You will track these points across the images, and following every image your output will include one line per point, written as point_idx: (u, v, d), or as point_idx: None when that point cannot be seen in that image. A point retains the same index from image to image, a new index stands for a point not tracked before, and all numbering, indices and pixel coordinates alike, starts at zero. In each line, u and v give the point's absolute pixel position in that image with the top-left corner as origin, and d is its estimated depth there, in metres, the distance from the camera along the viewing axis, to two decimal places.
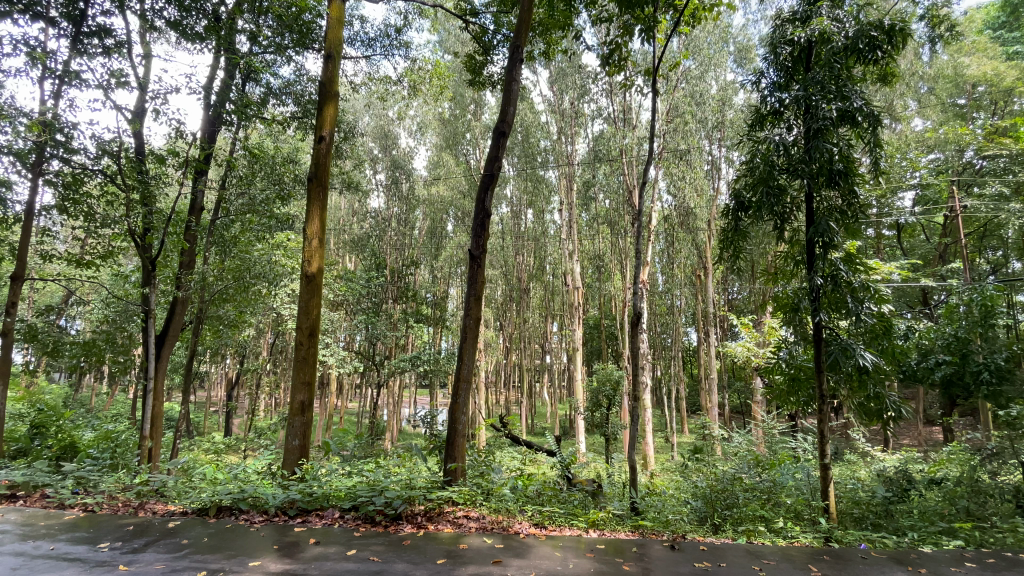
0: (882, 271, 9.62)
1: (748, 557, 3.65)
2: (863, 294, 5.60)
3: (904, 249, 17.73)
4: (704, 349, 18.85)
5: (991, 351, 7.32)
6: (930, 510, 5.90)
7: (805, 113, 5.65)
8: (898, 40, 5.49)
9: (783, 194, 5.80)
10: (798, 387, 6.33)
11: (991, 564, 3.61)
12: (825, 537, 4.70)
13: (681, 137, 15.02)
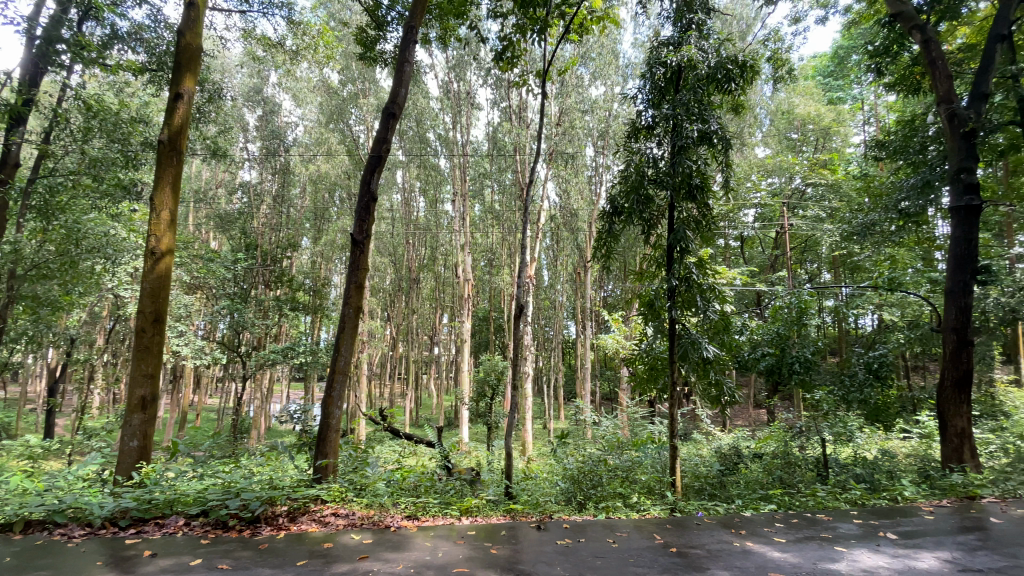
0: (727, 275, 11.04)
1: (604, 531, 3.98)
2: (710, 295, 6.38)
3: (746, 258, 20.57)
4: (581, 341, 20.16)
5: (802, 345, 8.81)
6: (753, 480, 6.92)
7: (672, 130, 6.26)
8: (748, 77, 6.37)
9: (649, 202, 6.42)
10: (655, 376, 7.03)
11: (794, 523, 4.35)
12: (672, 508, 5.31)
13: (569, 140, 15.78)
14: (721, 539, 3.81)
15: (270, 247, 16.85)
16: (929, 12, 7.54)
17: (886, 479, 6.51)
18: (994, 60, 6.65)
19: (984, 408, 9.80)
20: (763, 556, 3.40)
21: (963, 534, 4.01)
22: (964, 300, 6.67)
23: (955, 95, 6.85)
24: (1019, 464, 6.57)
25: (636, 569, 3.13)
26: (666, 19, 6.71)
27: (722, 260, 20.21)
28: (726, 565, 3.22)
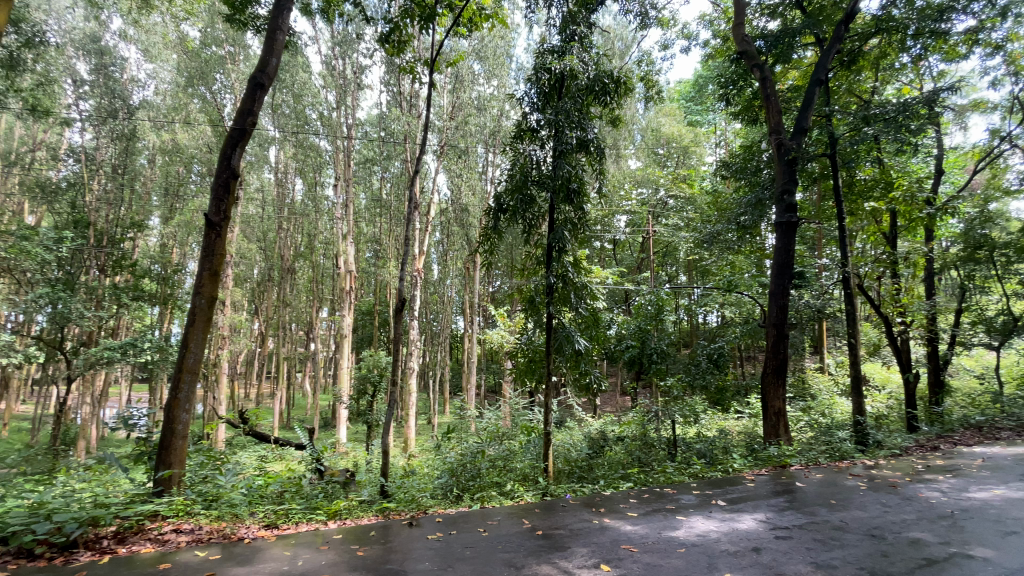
0: (601, 275, 11.93)
1: (476, 521, 4.07)
2: (583, 292, 6.84)
3: (618, 259, 22.43)
4: (467, 336, 20.30)
5: (660, 338, 9.85)
6: (616, 461, 7.59)
7: (554, 135, 6.56)
8: (620, 92, 6.93)
9: (532, 202, 6.66)
10: (533, 368, 7.34)
11: (645, 498, 4.85)
12: (543, 493, 5.60)
13: (461, 134, 15.79)
14: (583, 519, 4.12)
15: (105, 226, 14.35)
16: (766, 54, 8.84)
17: (721, 453, 7.56)
18: (812, 102, 8.00)
19: (796, 391, 11.87)
20: (617, 531, 3.74)
21: (774, 497, 4.81)
22: (783, 301, 7.97)
23: (782, 129, 8.14)
24: (817, 436, 8.06)
25: (503, 555, 3.25)
26: (551, 27, 7.00)
27: (598, 260, 21.80)
28: (585, 542, 3.48)
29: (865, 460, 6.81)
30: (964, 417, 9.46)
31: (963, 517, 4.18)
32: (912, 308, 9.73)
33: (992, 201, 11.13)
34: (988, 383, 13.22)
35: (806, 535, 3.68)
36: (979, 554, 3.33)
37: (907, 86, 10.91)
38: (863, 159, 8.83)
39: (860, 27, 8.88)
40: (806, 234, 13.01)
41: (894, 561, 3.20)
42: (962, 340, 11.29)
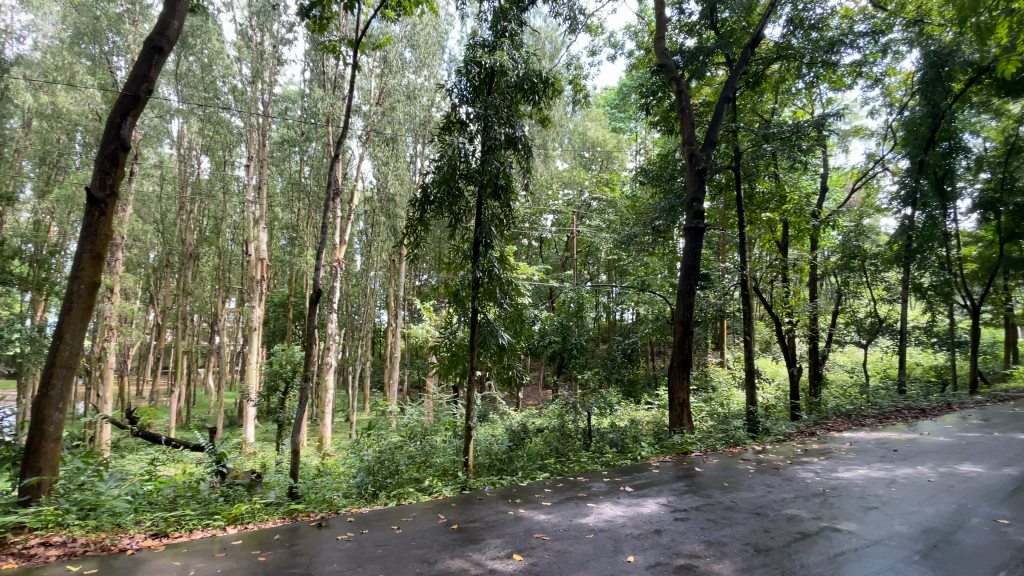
0: (526, 271, 12.17)
1: (390, 519, 3.99)
2: (507, 288, 6.91)
3: (543, 257, 22.93)
4: (390, 330, 19.80)
5: (580, 334, 10.22)
6: (534, 453, 7.79)
7: (483, 129, 6.55)
8: (548, 92, 7.08)
9: (459, 195, 6.59)
10: (456, 362, 7.31)
11: (560, 487, 5.03)
12: (462, 486, 5.61)
13: (388, 122, 15.25)
14: (499, 510, 4.19)
15: None
16: (683, 69, 9.45)
17: (631, 442, 8.02)
18: (721, 117, 8.66)
19: (700, 384, 12.87)
20: (531, 521, 3.85)
21: (676, 482, 5.19)
22: (690, 301, 8.58)
23: (694, 140, 8.74)
24: (715, 425, 8.79)
25: (416, 551, 3.21)
26: (482, 20, 6.96)
27: (525, 257, 22.13)
28: (500, 533, 3.54)
29: (755, 445, 7.54)
30: (836, 406, 10.77)
31: (830, 493, 4.77)
32: (798, 309, 10.89)
33: (865, 217, 12.73)
34: (856, 376, 15.15)
35: (702, 516, 4.01)
36: (844, 527, 3.82)
37: (802, 110, 12.14)
38: (762, 174, 9.73)
39: (765, 52, 9.75)
40: (712, 239, 14.10)
41: (774, 535, 3.58)
42: (837, 338, 12.83)
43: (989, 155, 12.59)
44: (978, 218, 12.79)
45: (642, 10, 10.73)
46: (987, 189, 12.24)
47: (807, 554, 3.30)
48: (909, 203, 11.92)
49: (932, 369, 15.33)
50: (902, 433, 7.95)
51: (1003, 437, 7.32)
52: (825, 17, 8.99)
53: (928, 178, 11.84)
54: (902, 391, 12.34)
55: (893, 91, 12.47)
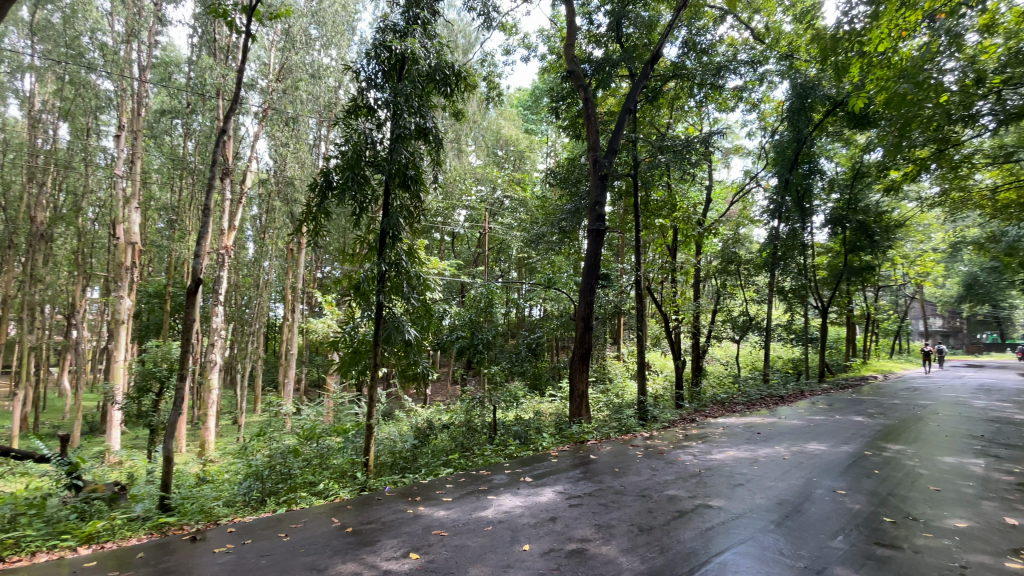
0: (436, 265, 12.05)
1: (277, 526, 3.75)
2: (415, 282, 6.75)
3: (455, 252, 22.83)
4: (287, 324, 18.52)
5: (487, 330, 10.31)
6: (438, 449, 7.73)
7: (392, 116, 6.34)
8: (460, 84, 7.03)
9: (365, 183, 6.30)
10: (357, 358, 7.02)
11: (461, 482, 5.06)
12: (361, 487, 5.41)
13: (290, 101, 14.16)
14: (397, 509, 4.11)
15: None
16: (591, 77, 9.92)
17: (534, 433, 8.27)
18: (623, 127, 9.20)
19: (599, 377, 13.62)
20: (430, 517, 3.83)
21: (572, 470, 5.46)
22: (591, 298, 9.03)
23: (598, 146, 9.20)
24: (610, 415, 9.36)
25: (305, 558, 3.06)
26: (394, 4, 6.71)
27: (436, 251, 21.87)
28: (396, 533, 3.48)
29: (644, 432, 8.15)
30: (714, 395, 11.99)
31: (706, 474, 5.31)
32: (684, 307, 11.96)
33: (742, 227, 14.28)
34: (731, 368, 16.99)
35: (593, 501, 4.26)
36: (715, 504, 4.28)
37: (693, 127, 13.30)
38: (657, 182, 10.52)
39: (663, 69, 10.52)
40: (613, 241, 14.97)
41: (657, 515, 3.91)
42: (716, 334, 14.29)
43: (838, 178, 14.74)
44: (829, 232, 14.94)
45: (555, 16, 11.07)
46: (836, 208, 14.32)
47: (684, 530, 3.64)
48: (776, 216, 13.59)
49: (790, 361, 17.65)
50: (765, 418, 9.05)
51: (841, 419, 8.63)
52: (713, 43, 9.93)
53: (792, 195, 13.57)
54: (767, 381, 14.06)
55: (767, 116, 14.10)
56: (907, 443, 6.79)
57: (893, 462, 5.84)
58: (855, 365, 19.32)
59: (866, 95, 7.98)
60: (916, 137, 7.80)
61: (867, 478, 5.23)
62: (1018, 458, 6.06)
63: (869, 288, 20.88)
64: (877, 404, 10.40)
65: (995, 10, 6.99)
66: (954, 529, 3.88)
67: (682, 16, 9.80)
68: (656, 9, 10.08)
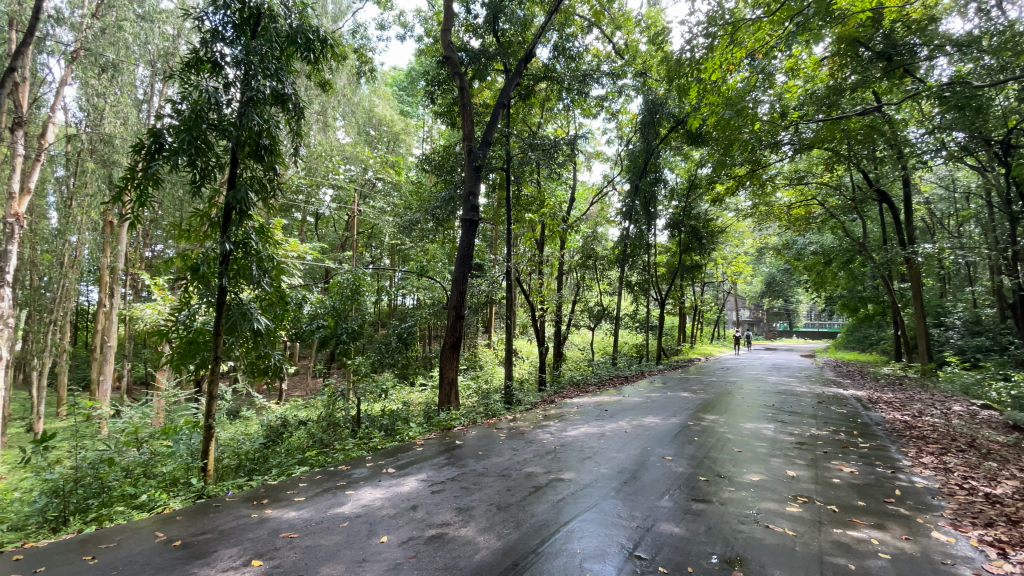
0: (296, 249, 11.09)
1: (82, 549, 3.16)
2: (267, 265, 6.12)
3: (319, 235, 21.27)
4: (105, 311, 15.54)
5: (351, 319, 9.80)
6: (294, 447, 7.19)
7: (243, 77, 5.62)
8: (324, 52, 6.49)
9: (207, 149, 5.50)
10: (194, 351, 6.19)
11: (316, 479, 4.78)
12: (197, 494, 4.81)
13: (110, 43, 11.73)
14: (241, 515, 3.74)
15: None
16: (467, 66, 9.91)
17: (401, 424, 8.12)
18: (496, 121, 9.37)
19: (469, 366, 13.85)
20: (279, 520, 3.57)
21: (436, 457, 5.49)
22: (463, 288, 9.09)
23: (473, 137, 9.26)
24: (478, 401, 9.60)
25: None
26: None
27: (297, 233, 20.14)
28: (237, 541, 3.18)
29: (509, 415, 8.53)
30: (572, 377, 12.99)
31: (560, 450, 5.75)
32: (549, 298, 12.73)
33: (601, 226, 15.59)
34: (588, 354, 18.53)
35: (455, 485, 4.35)
36: (567, 477, 4.67)
37: (561, 129, 14.09)
38: (527, 178, 10.96)
39: (535, 69, 10.95)
40: (486, 232, 15.26)
41: (514, 493, 4.14)
42: (575, 323, 15.47)
43: (677, 188, 16.91)
44: (669, 234, 17.05)
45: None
46: (676, 213, 16.39)
47: (537, 504, 3.91)
48: (628, 217, 15.10)
49: (636, 347, 19.86)
50: (613, 397, 10.08)
51: (673, 395, 9.99)
52: (581, 52, 10.58)
53: (641, 200, 15.20)
54: (617, 365, 15.65)
55: (624, 126, 15.55)
56: (720, 413, 8.13)
57: (710, 431, 6.93)
58: (686, 350, 22.42)
59: (701, 116, 9.21)
60: (736, 156, 9.19)
61: (690, 445, 6.14)
62: (795, 421, 7.62)
63: (699, 284, 24.34)
64: (701, 382, 12.21)
65: (797, 57, 8.51)
66: (750, 482, 4.76)
67: (553, 21, 10.30)
68: (531, 10, 10.42)
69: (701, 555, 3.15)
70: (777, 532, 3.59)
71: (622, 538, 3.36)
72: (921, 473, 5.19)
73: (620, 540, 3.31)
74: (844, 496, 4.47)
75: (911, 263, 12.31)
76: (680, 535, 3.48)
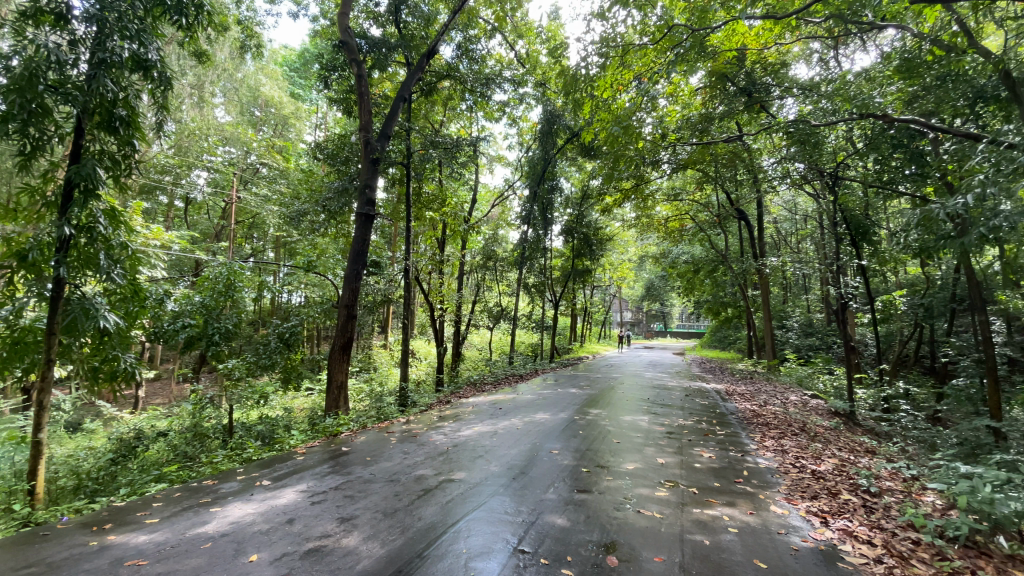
0: (160, 237, 9.77)
1: None
2: (118, 254, 5.30)
3: (189, 222, 18.95)
4: None
5: (224, 318, 8.83)
6: (149, 462, 6.30)
7: (94, 35, 4.81)
8: (198, 19, 5.81)
9: (42, 114, 4.62)
10: (19, 353, 5.17)
11: (175, 497, 4.25)
12: (19, 524, 4.03)
13: None
14: (76, 543, 3.21)
15: None
16: (365, 54, 9.48)
17: (281, 432, 7.51)
18: (397, 114, 9.09)
19: (361, 368, 13.26)
20: (124, 546, 3.12)
21: (319, 465, 5.18)
22: (355, 287, 8.66)
23: (370, 128, 8.88)
24: (369, 404, 9.22)
25: None
26: None
27: (162, 219, 17.76)
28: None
29: (402, 418, 8.31)
30: (468, 377, 13.04)
31: (452, 451, 5.74)
32: (448, 298, 12.64)
33: (500, 228, 15.87)
34: (485, 354, 18.74)
35: (338, 494, 4.14)
36: (457, 477, 4.68)
37: (463, 129, 14.10)
38: (428, 176, 10.79)
39: (438, 67, 10.82)
40: (383, 229, 14.74)
41: (402, 498, 4.05)
42: (474, 323, 15.55)
43: (571, 196, 17.83)
44: (563, 239, 17.88)
45: None
46: (570, 220, 17.24)
47: (425, 507, 3.87)
48: (527, 221, 15.56)
49: (531, 346, 20.50)
50: (508, 396, 10.29)
51: (563, 392, 10.48)
52: (484, 54, 10.69)
53: (539, 206, 15.74)
54: (513, 364, 16.04)
55: (524, 133, 15.99)
56: (604, 408, 8.69)
57: (594, 425, 7.38)
58: (577, 349, 23.63)
59: (594, 130, 9.77)
60: (623, 171, 9.90)
61: (576, 439, 6.49)
62: (667, 413, 8.42)
63: (589, 287, 25.82)
64: (588, 379, 12.96)
65: (676, 85, 9.40)
66: (626, 471, 5.17)
67: (457, 21, 10.27)
68: (434, 6, 10.28)
69: (580, 543, 3.35)
70: (647, 516, 3.95)
71: (507, 534, 3.46)
72: (765, 455, 6.03)
73: (505, 536, 3.40)
74: (704, 478, 5.04)
75: (762, 273, 14.24)
76: (562, 525, 3.66)
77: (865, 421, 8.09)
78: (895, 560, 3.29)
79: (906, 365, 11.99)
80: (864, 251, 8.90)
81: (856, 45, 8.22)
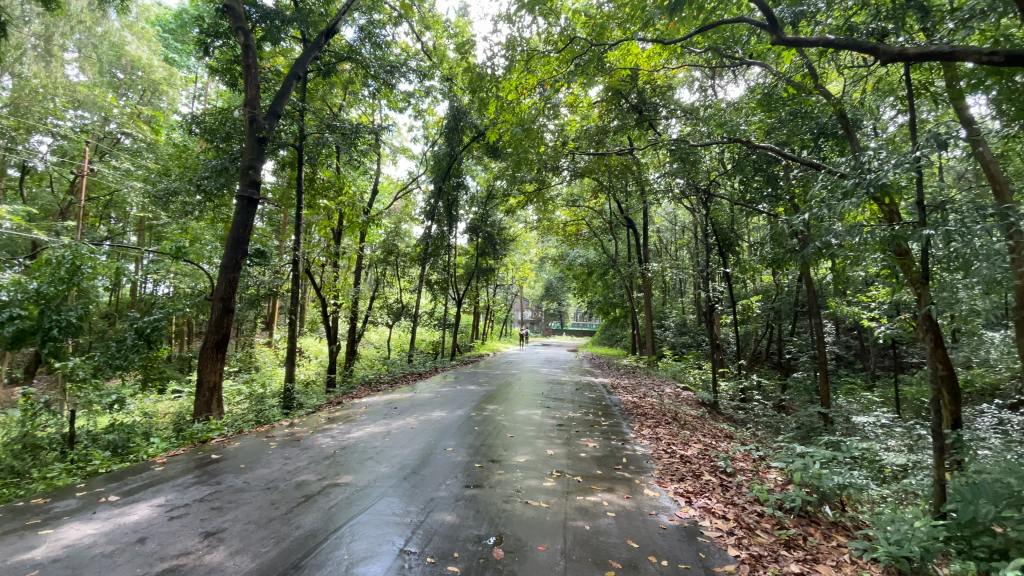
0: None
1: None
2: None
3: (23, 195, 15.87)
4: None
5: (66, 309, 7.50)
6: None
7: None
8: None
9: None
10: None
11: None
12: None
13: None
14: None
15: None
16: (254, 24, 8.62)
17: (138, 440, 6.58)
18: (289, 92, 8.40)
19: (240, 367, 12.09)
20: None
21: (182, 476, 4.63)
22: (234, 277, 7.85)
23: (256, 105, 8.10)
24: (249, 407, 8.42)
25: None
26: None
27: None
28: None
29: (286, 421, 7.72)
30: (363, 376, 12.51)
31: (339, 454, 5.46)
32: (343, 293, 12.00)
33: (402, 223, 15.42)
34: (383, 352, 18.10)
35: (204, 506, 3.74)
36: (343, 481, 4.47)
37: (364, 116, 13.44)
38: (323, 162, 10.13)
39: (338, 48, 10.19)
40: (269, 215, 13.57)
41: (279, 506, 3.77)
42: (371, 319, 14.94)
43: (476, 195, 17.86)
44: (466, 237, 17.87)
45: None
46: (473, 218, 17.27)
47: (305, 514, 3.63)
48: (430, 217, 15.28)
49: (431, 344, 20.22)
50: (403, 394, 10.02)
51: (461, 389, 10.48)
52: (388, 41, 10.27)
53: (443, 202, 15.55)
54: (412, 361, 15.70)
55: (430, 128, 15.69)
56: (499, 404, 8.81)
57: (489, 421, 7.47)
58: (477, 347, 23.81)
59: (499, 130, 9.84)
60: (527, 173, 10.12)
61: (471, 435, 6.52)
62: (559, 407, 8.77)
63: (491, 286, 26.09)
64: (486, 376, 13.08)
65: (576, 95, 9.81)
66: (517, 464, 5.31)
67: (361, 2, 9.75)
68: None
69: (468, 539, 3.37)
70: (534, 506, 4.10)
71: (394, 535, 3.37)
72: (642, 444, 6.55)
73: (392, 537, 3.32)
74: (588, 467, 5.35)
75: (646, 277, 15.46)
76: (451, 522, 3.67)
77: (726, 409, 9.15)
78: (744, 530, 3.76)
79: (760, 360, 13.80)
80: (731, 260, 10.03)
81: (729, 77, 9.18)
